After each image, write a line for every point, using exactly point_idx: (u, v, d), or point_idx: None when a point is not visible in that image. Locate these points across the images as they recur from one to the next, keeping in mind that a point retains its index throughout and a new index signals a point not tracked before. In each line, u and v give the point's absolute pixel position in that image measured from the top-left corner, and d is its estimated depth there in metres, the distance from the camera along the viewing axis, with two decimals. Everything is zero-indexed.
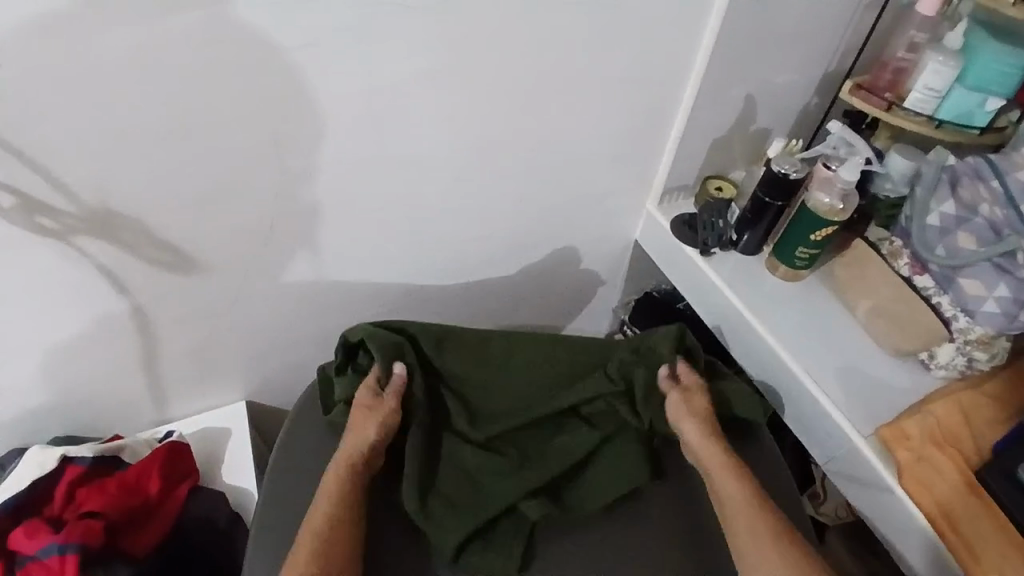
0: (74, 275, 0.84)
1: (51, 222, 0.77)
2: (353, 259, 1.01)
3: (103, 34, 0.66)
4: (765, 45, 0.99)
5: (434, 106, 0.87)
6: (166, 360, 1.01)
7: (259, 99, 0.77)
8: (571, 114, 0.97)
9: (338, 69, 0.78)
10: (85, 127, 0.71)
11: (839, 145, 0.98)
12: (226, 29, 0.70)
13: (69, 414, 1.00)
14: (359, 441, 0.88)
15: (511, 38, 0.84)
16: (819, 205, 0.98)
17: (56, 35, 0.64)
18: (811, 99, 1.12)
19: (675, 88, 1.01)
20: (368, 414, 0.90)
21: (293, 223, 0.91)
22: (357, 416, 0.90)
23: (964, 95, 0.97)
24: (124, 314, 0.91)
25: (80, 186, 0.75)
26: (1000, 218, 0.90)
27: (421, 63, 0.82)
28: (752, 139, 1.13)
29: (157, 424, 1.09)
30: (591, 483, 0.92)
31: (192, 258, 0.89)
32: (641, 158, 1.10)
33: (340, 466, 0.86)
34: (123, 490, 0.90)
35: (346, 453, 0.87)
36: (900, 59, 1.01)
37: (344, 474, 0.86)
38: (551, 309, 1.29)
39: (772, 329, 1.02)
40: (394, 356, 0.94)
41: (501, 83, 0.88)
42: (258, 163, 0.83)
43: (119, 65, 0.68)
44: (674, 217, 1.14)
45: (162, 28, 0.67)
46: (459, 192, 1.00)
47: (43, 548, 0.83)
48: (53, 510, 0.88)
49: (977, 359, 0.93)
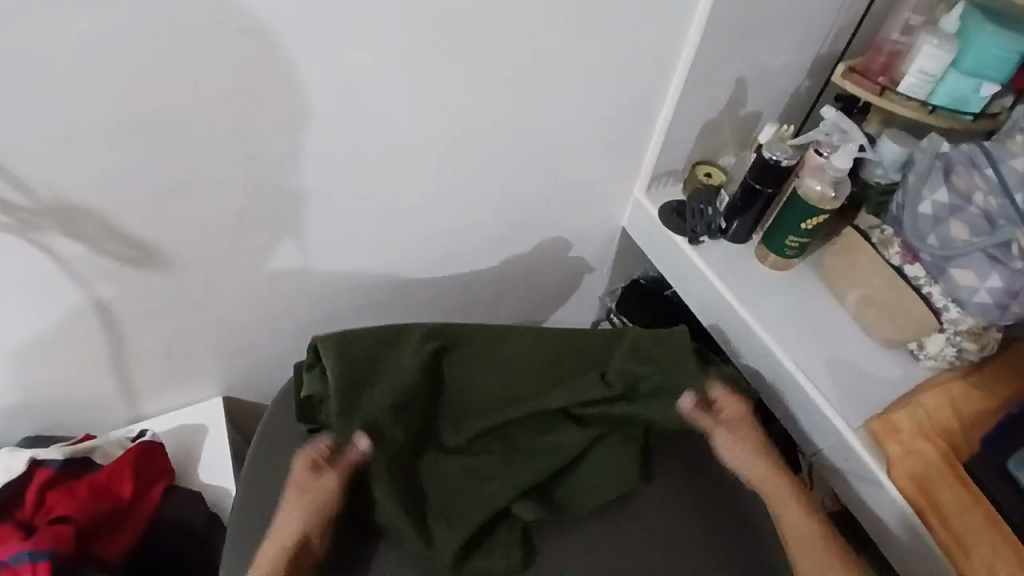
0: (36, 272, 0.80)
1: (9, 219, 0.73)
2: (331, 251, 0.97)
3: (58, 19, 0.61)
4: (756, 28, 0.96)
5: (416, 93, 0.83)
6: (138, 357, 0.97)
7: (229, 87, 0.73)
8: (557, 99, 0.93)
9: (313, 54, 0.74)
10: (41, 117, 0.67)
11: (833, 132, 0.96)
12: (195, 11, 0.66)
13: (37, 414, 0.97)
14: (293, 525, 0.81)
15: (496, 19, 0.80)
16: (811, 194, 0.96)
17: (7, 20, 0.60)
18: (802, 83, 1.09)
19: (664, 71, 0.98)
20: (305, 502, 0.83)
21: (268, 215, 0.88)
22: (291, 504, 0.83)
23: (959, 80, 0.95)
24: (93, 312, 0.88)
25: (39, 180, 0.71)
26: (995, 208, 0.88)
27: (401, 47, 0.78)
28: (742, 124, 1.11)
29: (131, 422, 1.06)
30: (585, 481, 0.90)
31: (162, 252, 0.85)
32: (629, 144, 1.06)
33: (276, 547, 0.80)
34: (94, 494, 0.88)
35: (285, 531, 0.81)
36: (895, 42, 0.98)
37: (283, 553, 0.79)
38: (537, 298, 1.27)
39: (761, 319, 1.00)
40: (371, 358, 0.90)
41: (485, 69, 0.85)
42: (229, 154, 0.79)
43: (75, 51, 0.64)
44: (662, 205, 1.11)
45: (120, 11, 0.63)
46: (442, 181, 0.96)
47: (14, 555, 0.79)
48: (24, 515, 0.85)
49: (966, 349, 0.92)
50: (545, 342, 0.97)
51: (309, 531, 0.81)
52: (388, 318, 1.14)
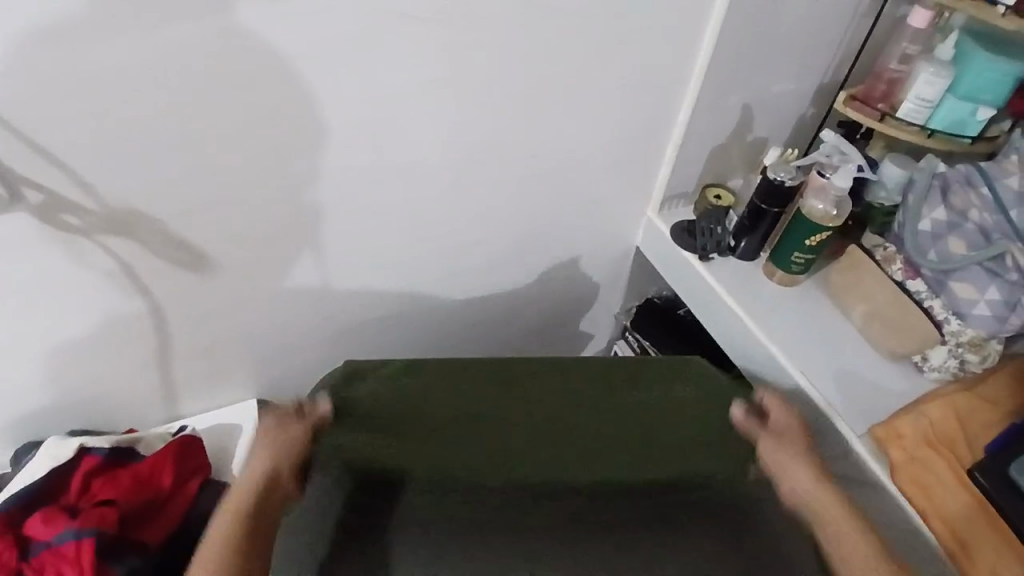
0: (94, 273, 0.88)
1: (76, 221, 0.81)
2: (365, 261, 1.05)
3: (127, 43, 0.70)
4: (760, 56, 1.02)
5: (441, 112, 0.91)
6: (182, 357, 1.04)
7: (271, 104, 0.81)
8: (573, 122, 1.01)
9: (351, 74, 0.82)
10: (105, 128, 0.75)
11: (833, 153, 1.01)
12: (245, 36, 0.74)
13: (86, 409, 1.04)
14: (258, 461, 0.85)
15: (517, 43, 0.87)
16: (815, 212, 1.01)
17: (83, 41, 0.68)
18: (807, 109, 1.16)
19: (674, 96, 1.04)
20: (271, 438, 0.87)
21: (307, 222, 0.95)
22: (262, 439, 0.87)
23: (956, 105, 1.00)
24: (142, 311, 0.95)
25: (104, 186, 0.79)
26: (990, 223, 0.93)
27: (428, 71, 0.86)
28: (749, 148, 1.17)
29: (169, 421, 1.13)
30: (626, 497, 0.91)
31: (208, 258, 0.93)
32: (642, 167, 1.13)
33: (245, 489, 0.82)
34: (137, 482, 0.95)
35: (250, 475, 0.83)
36: (894, 70, 1.04)
37: (251, 493, 0.81)
38: (555, 315, 1.33)
39: (767, 329, 1.05)
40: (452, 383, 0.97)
41: (505, 95, 0.93)
42: (273, 166, 0.87)
43: (139, 70, 0.72)
44: (673, 224, 1.17)
45: (177, 35, 0.71)
46: (468, 196, 1.03)
47: (59, 534, 0.87)
48: (69, 499, 0.93)
49: (969, 361, 0.96)
50: (577, 395, 0.98)
51: (274, 470, 0.84)
52: (414, 331, 1.21)
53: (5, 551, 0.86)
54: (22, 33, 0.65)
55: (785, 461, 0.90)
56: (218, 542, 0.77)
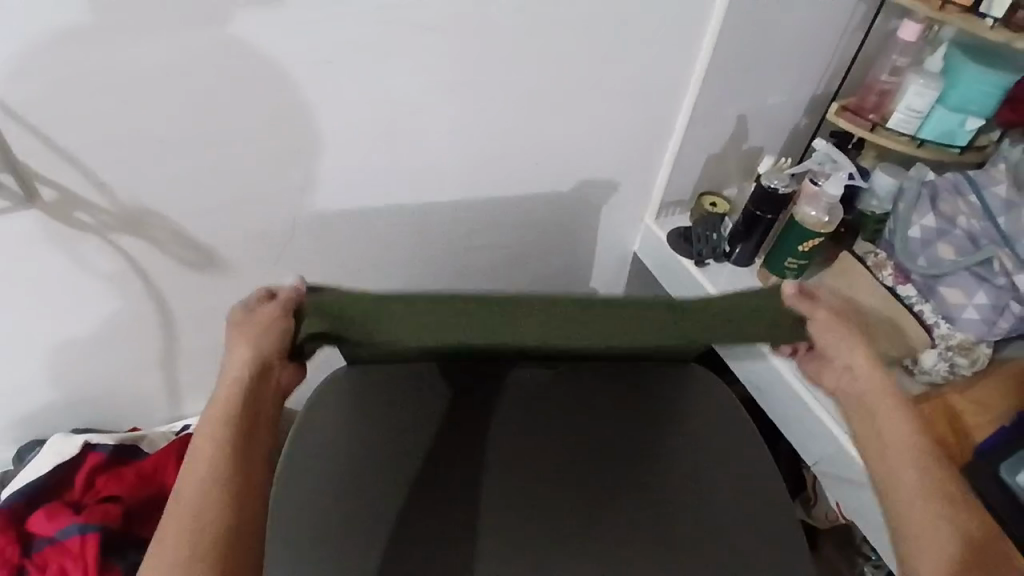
0: (103, 270, 0.89)
1: (88, 219, 0.83)
2: (369, 265, 1.06)
3: (143, 45, 0.72)
4: (755, 67, 1.05)
5: (445, 117, 0.93)
6: (188, 356, 1.06)
7: (281, 108, 0.83)
8: (573, 131, 1.03)
9: (358, 80, 0.84)
10: (119, 128, 0.77)
11: (824, 161, 1.05)
12: (257, 42, 0.76)
13: (92, 406, 1.06)
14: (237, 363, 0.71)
15: (519, 52, 0.90)
16: (807, 219, 1.03)
17: (101, 42, 0.70)
18: (801, 119, 1.19)
19: (672, 105, 1.07)
20: (245, 328, 0.72)
21: (314, 225, 0.97)
22: (234, 336, 0.72)
23: (946, 115, 1.03)
24: (150, 309, 0.97)
25: (117, 184, 0.81)
26: (978, 229, 0.98)
27: (434, 78, 0.88)
28: (745, 156, 1.20)
29: (173, 420, 1.15)
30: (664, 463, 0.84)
31: (215, 258, 0.95)
32: (641, 173, 1.15)
33: (223, 405, 0.69)
34: (139, 479, 0.98)
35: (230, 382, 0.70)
36: (884, 82, 1.07)
37: (230, 419, 0.68)
38: None
39: None
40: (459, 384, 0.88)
41: (508, 101, 0.95)
42: (281, 167, 0.89)
43: (154, 72, 0.74)
44: (670, 231, 1.20)
45: (191, 39, 0.74)
46: (472, 201, 1.06)
47: (63, 529, 0.91)
48: (73, 495, 0.97)
49: (958, 364, 0.97)
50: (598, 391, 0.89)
51: (259, 366, 0.71)
52: None
53: (8, 547, 0.91)
54: (42, 34, 0.68)
55: (839, 342, 0.78)
56: (203, 474, 0.65)
